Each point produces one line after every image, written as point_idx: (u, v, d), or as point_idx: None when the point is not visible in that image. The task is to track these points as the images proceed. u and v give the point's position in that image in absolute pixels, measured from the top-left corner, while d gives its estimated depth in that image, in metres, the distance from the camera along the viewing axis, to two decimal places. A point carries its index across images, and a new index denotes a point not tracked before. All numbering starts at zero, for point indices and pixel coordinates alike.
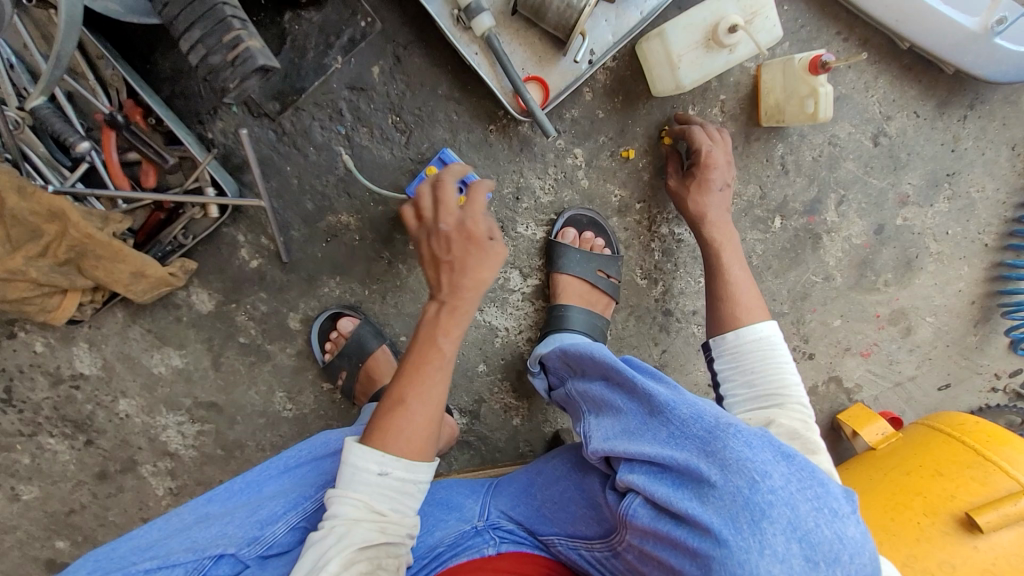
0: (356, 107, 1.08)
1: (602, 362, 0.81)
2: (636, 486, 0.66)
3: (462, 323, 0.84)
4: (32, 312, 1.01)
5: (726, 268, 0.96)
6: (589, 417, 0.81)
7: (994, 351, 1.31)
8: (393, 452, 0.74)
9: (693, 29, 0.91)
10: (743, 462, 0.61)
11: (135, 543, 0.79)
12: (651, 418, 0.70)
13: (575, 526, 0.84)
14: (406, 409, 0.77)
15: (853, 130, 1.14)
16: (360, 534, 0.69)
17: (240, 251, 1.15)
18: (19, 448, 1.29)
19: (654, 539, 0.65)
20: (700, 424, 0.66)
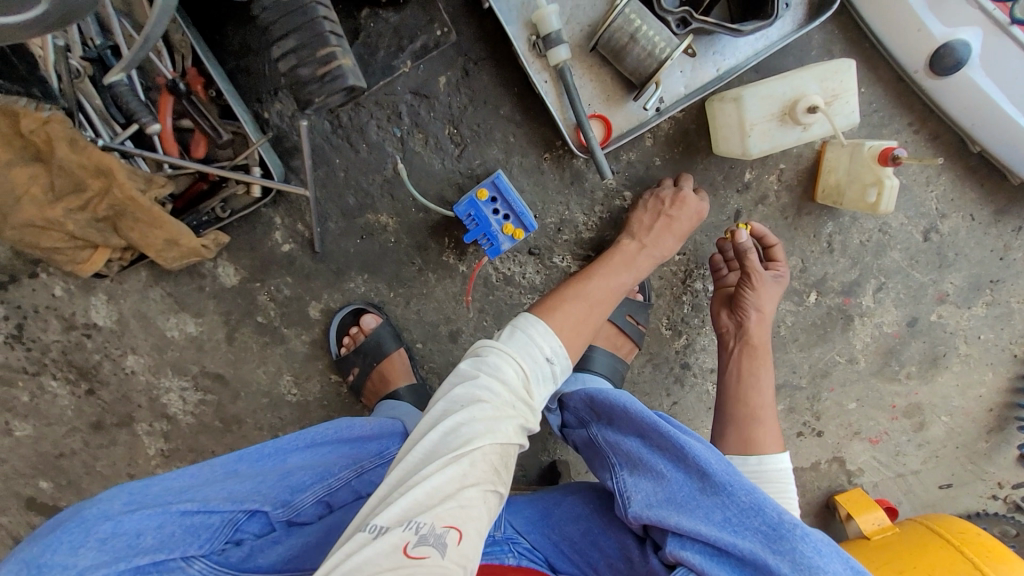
0: (415, 113, 1.06)
1: (640, 420, 0.82)
2: (691, 564, 0.71)
3: (617, 276, 0.98)
4: (60, 262, 1.00)
5: (757, 387, 1.01)
6: (623, 472, 0.83)
7: (1002, 460, 1.30)
8: (557, 330, 0.87)
9: (771, 100, 0.89)
10: (813, 568, 0.67)
11: (169, 484, 0.80)
12: (703, 496, 0.74)
13: (598, 568, 0.86)
14: (570, 305, 0.91)
15: (905, 221, 1.12)
16: (504, 416, 0.74)
17: (273, 233, 1.15)
18: (20, 384, 1.29)
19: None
20: (765, 518, 0.71)
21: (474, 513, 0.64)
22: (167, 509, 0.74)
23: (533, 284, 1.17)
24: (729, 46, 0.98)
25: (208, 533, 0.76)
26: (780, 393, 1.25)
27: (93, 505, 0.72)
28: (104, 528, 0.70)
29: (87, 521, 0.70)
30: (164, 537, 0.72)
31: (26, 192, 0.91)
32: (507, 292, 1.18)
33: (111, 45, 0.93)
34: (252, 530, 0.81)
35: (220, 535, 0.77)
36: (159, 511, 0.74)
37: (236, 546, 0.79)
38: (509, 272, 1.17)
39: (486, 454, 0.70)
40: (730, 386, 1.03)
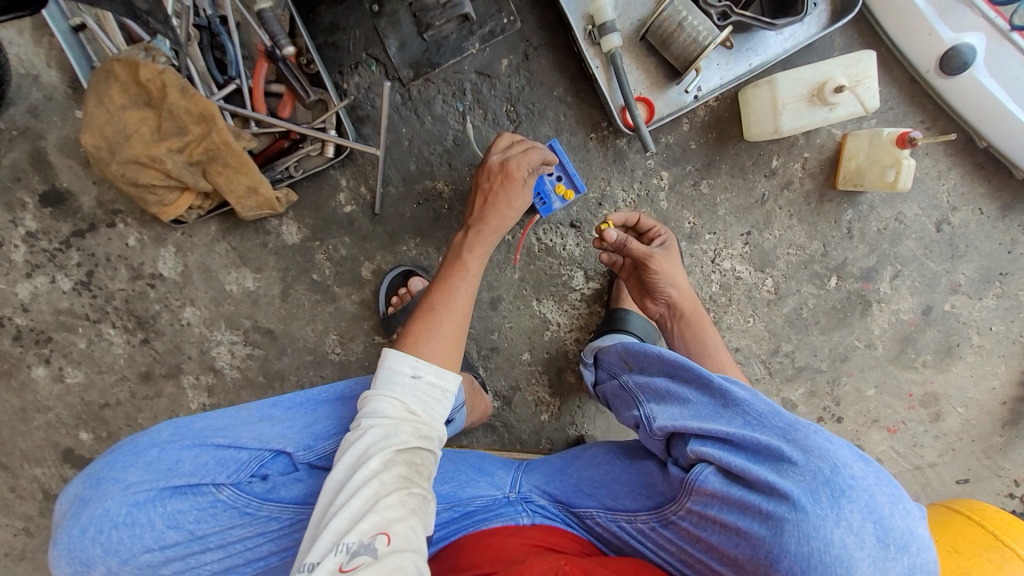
0: (478, 90, 1.20)
1: (670, 361, 0.91)
2: (711, 457, 0.77)
3: (488, 242, 0.97)
4: (149, 202, 1.10)
5: (709, 351, 1.02)
6: (651, 404, 0.92)
7: (1017, 456, 1.33)
8: (425, 356, 0.84)
9: (801, 83, 1.04)
10: (825, 451, 0.73)
11: (213, 420, 0.87)
12: (724, 409, 0.81)
13: (616, 500, 0.90)
14: (437, 319, 0.88)
15: (919, 213, 1.23)
16: (396, 433, 0.76)
17: (338, 194, 1.25)
18: (79, 331, 1.35)
19: (722, 503, 0.75)
20: (780, 418, 0.77)
21: (397, 515, 0.67)
22: (202, 442, 0.82)
23: (572, 256, 1.28)
24: (761, 43, 1.11)
25: (235, 467, 0.82)
26: (802, 376, 1.30)
27: (146, 434, 0.84)
28: (151, 454, 0.80)
29: (138, 446, 0.81)
30: (199, 465, 0.81)
31: (136, 132, 1.03)
32: (548, 263, 1.28)
33: (220, 16, 1.10)
34: (278, 468, 0.86)
35: (246, 469, 0.83)
36: (195, 444, 0.82)
37: (264, 480, 0.85)
38: (550, 243, 1.27)
39: (390, 456, 0.73)
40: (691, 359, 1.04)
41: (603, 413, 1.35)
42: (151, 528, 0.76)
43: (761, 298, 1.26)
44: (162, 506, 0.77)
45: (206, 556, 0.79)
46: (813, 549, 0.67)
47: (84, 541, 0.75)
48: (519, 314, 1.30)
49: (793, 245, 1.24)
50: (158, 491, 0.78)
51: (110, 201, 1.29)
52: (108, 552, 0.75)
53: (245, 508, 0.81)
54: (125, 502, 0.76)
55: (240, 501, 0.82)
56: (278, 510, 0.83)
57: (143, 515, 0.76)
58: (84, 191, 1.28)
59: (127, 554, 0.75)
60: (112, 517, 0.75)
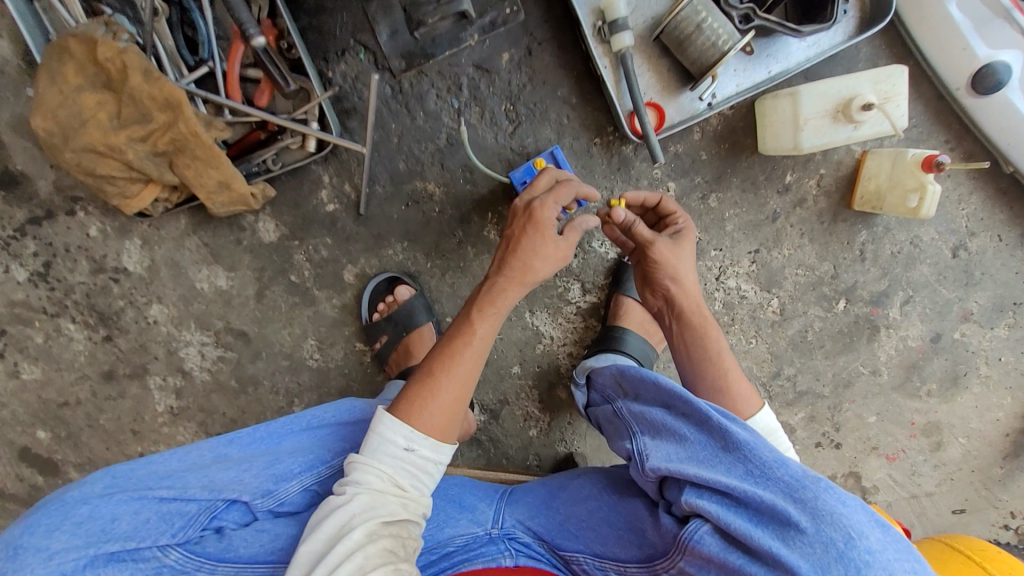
0: (475, 86, 1.10)
1: (667, 390, 0.84)
2: (707, 513, 0.71)
3: (503, 306, 0.83)
4: (109, 194, 1.00)
5: (717, 355, 0.92)
6: (644, 438, 0.85)
7: (1016, 488, 1.29)
8: (421, 429, 0.75)
9: (826, 97, 0.96)
10: (837, 516, 0.66)
11: (157, 467, 0.77)
12: (724, 453, 0.75)
13: (606, 546, 0.83)
14: (437, 388, 0.77)
15: (936, 236, 1.16)
16: (382, 504, 0.70)
17: (320, 191, 1.16)
18: (35, 325, 1.25)
19: (719, 569, 0.69)
20: (787, 470, 0.71)
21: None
22: (145, 494, 0.71)
23: (570, 267, 1.21)
24: (782, 50, 1.03)
25: (182, 522, 0.70)
26: (802, 400, 1.25)
27: (74, 489, 0.71)
28: (82, 513, 0.68)
29: (67, 505, 0.68)
30: (139, 523, 0.68)
31: (93, 117, 0.93)
32: None
33: None
34: (234, 519, 0.75)
35: (196, 524, 0.71)
36: (136, 497, 0.70)
37: (217, 535, 0.73)
38: None
39: (375, 528, 0.67)
40: (693, 360, 0.93)
41: (593, 431, 1.29)
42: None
43: (765, 319, 1.20)
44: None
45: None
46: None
47: None
48: (510, 326, 1.23)
49: (802, 265, 1.17)
50: (90, 558, 0.64)
51: (69, 187, 1.18)
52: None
53: (196, 572, 0.69)
54: (48, 574, 0.62)
55: (189, 564, 0.69)
56: (235, 569, 0.71)
57: None
58: (41, 175, 1.18)
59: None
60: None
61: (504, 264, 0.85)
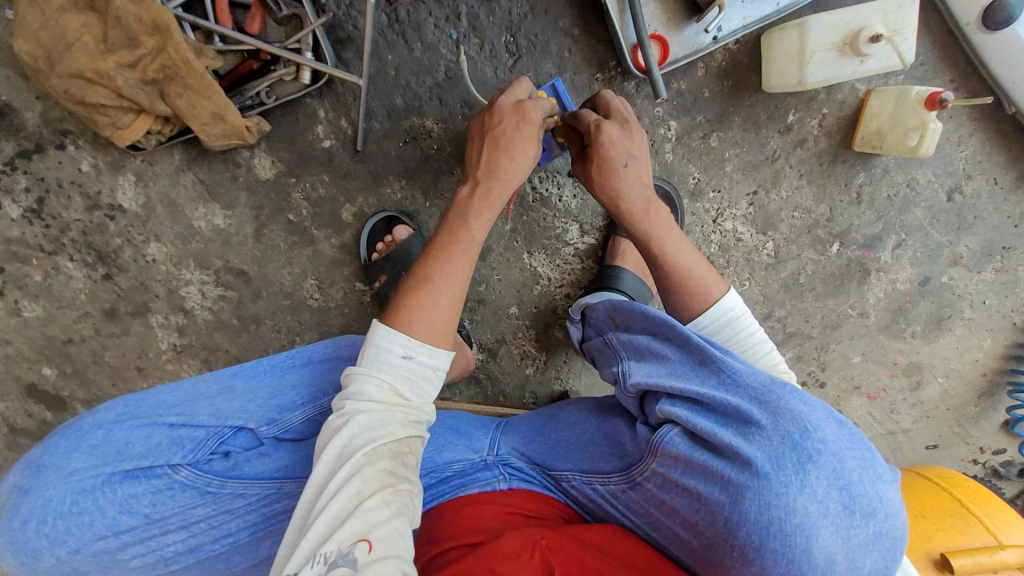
0: (474, 15, 1.07)
1: (653, 317, 0.87)
2: (678, 418, 0.74)
3: (494, 206, 0.86)
4: (101, 124, 0.98)
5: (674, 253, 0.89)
6: (630, 361, 0.88)
7: (987, 425, 1.36)
8: (416, 334, 0.77)
9: (835, 28, 0.94)
10: (796, 413, 0.70)
11: (168, 395, 0.78)
12: (700, 368, 0.77)
13: (592, 463, 0.86)
14: (430, 292, 0.79)
15: (933, 179, 1.17)
16: (382, 423, 0.72)
17: (316, 127, 1.14)
18: (34, 263, 1.25)
19: (685, 466, 0.72)
20: (755, 379, 0.74)
21: (380, 519, 0.62)
22: (153, 421, 0.73)
23: (568, 208, 1.21)
24: None
25: (191, 445, 0.72)
26: (791, 341, 1.28)
27: (88, 417, 0.74)
28: (97, 436, 0.71)
29: (82, 429, 0.72)
30: (151, 446, 0.71)
31: (78, 41, 0.90)
32: (542, 214, 1.21)
33: None
34: (241, 443, 0.76)
35: (204, 447, 0.72)
36: (146, 422, 0.73)
37: (225, 457, 0.75)
38: (546, 193, 1.20)
39: (378, 448, 0.69)
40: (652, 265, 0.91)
41: (588, 369, 1.33)
42: (102, 515, 0.67)
43: (759, 261, 1.22)
44: (112, 492, 0.68)
45: (167, 539, 0.70)
46: (773, 519, 0.64)
47: (29, 533, 0.66)
48: (509, 267, 1.24)
49: (799, 207, 1.18)
50: (108, 476, 0.68)
51: (57, 120, 1.16)
52: (58, 543, 0.67)
53: (206, 487, 0.72)
54: (70, 490, 0.67)
55: (200, 480, 0.72)
56: (243, 486, 0.73)
57: (91, 502, 0.67)
58: (27, 107, 1.14)
59: (77, 543, 0.67)
60: (57, 506, 0.67)
61: (495, 165, 0.86)
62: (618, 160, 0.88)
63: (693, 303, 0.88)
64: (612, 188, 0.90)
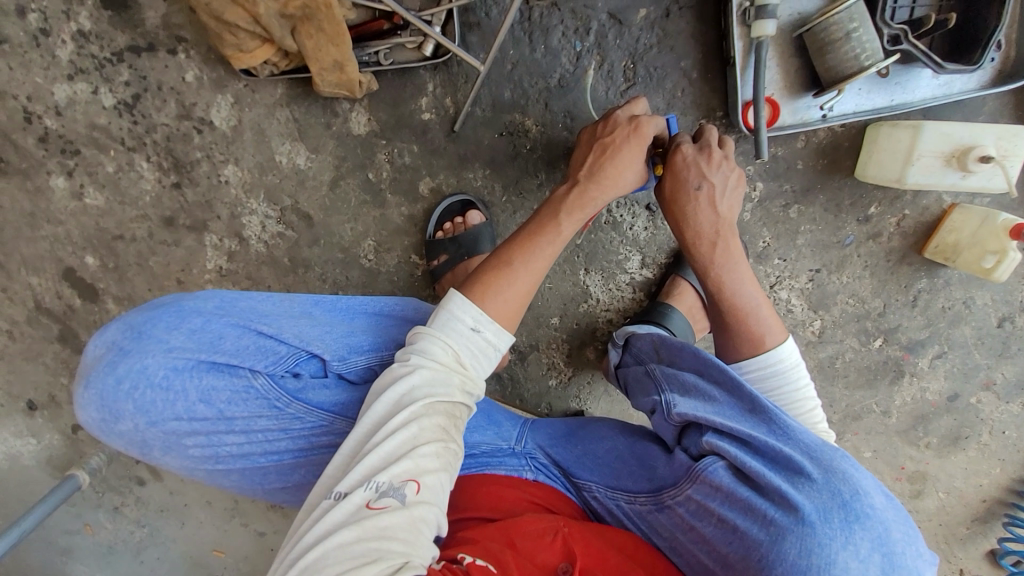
0: (603, 34, 1.10)
1: (700, 357, 0.87)
2: (725, 452, 0.74)
3: (588, 210, 0.88)
4: (226, 43, 1.00)
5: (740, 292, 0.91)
6: (672, 395, 0.88)
7: (972, 550, 1.38)
8: (488, 311, 0.78)
9: (947, 140, 0.98)
10: (848, 475, 0.70)
11: (257, 303, 0.83)
12: (749, 415, 0.78)
13: (619, 479, 0.87)
14: (511, 274, 0.81)
15: (989, 302, 1.20)
16: (442, 382, 0.73)
17: (421, 98, 1.16)
18: (110, 154, 1.27)
19: (725, 498, 0.72)
20: (809, 437, 0.75)
21: (431, 467, 0.67)
22: (245, 325, 0.78)
23: (636, 238, 1.23)
24: (911, 82, 1.02)
25: (273, 358, 0.78)
26: None
27: (191, 300, 0.80)
28: (196, 321, 0.77)
29: (184, 311, 0.78)
30: (239, 347, 0.77)
31: None
32: (609, 237, 1.23)
33: None
34: (311, 369, 0.81)
35: (283, 363, 0.79)
36: (239, 324, 0.78)
37: (295, 378, 0.81)
38: (619, 218, 1.22)
39: (434, 403, 0.71)
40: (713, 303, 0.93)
41: (608, 396, 1.35)
42: (184, 397, 0.75)
43: (803, 336, 1.24)
44: (197, 379, 0.75)
45: (228, 439, 0.77)
46: (812, 565, 0.65)
47: (118, 393, 0.74)
48: (562, 278, 1.26)
49: (855, 295, 1.20)
50: (198, 363, 0.75)
51: (176, 25, 1.18)
52: (139, 412, 0.75)
53: (275, 401, 0.78)
54: (164, 364, 0.74)
55: (271, 393, 0.78)
56: (304, 411, 0.79)
57: (179, 382, 0.74)
58: (152, 6, 1.17)
59: (155, 417, 0.75)
60: (149, 376, 0.74)
61: (597, 170, 0.89)
62: (688, 187, 0.90)
63: (743, 343, 0.91)
64: (680, 214, 0.92)
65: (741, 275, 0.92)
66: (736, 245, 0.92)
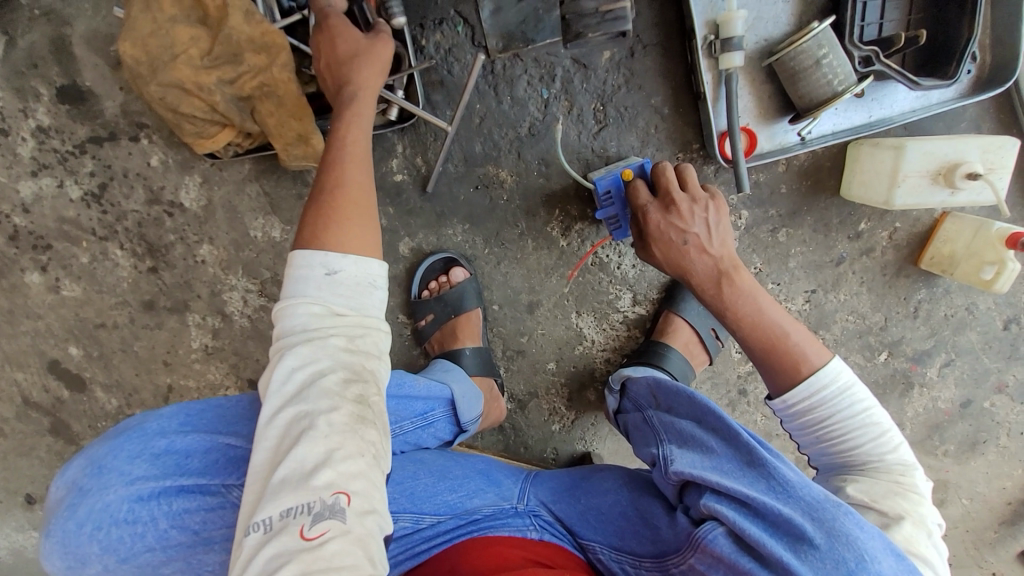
0: (569, 79, 1.07)
1: (699, 405, 0.84)
2: (723, 517, 0.69)
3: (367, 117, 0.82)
4: (186, 131, 0.98)
5: (760, 324, 0.82)
6: (671, 446, 0.85)
7: (1002, 553, 1.34)
8: (338, 249, 0.71)
9: (931, 158, 0.96)
10: (852, 538, 0.65)
11: (227, 410, 0.86)
12: (747, 468, 0.73)
13: (622, 539, 0.84)
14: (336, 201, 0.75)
15: (991, 306, 1.17)
16: (326, 354, 0.67)
17: (391, 160, 1.14)
18: (82, 245, 1.24)
19: (728, 569, 0.68)
20: (810, 493, 0.69)
21: (355, 470, 0.62)
22: (213, 439, 0.80)
23: (625, 276, 1.20)
24: (888, 96, 1.01)
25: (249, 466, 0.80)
26: None
27: (151, 425, 0.81)
28: (161, 445, 0.78)
29: (146, 435, 0.79)
30: (210, 462, 0.78)
31: (184, 53, 0.90)
32: (598, 278, 1.19)
33: None
34: None
35: None
36: (207, 439, 0.80)
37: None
38: (606, 258, 1.18)
39: (330, 387, 0.66)
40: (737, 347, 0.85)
41: (614, 435, 1.32)
42: (155, 526, 0.74)
43: None
44: (167, 504, 0.75)
45: (207, 560, 0.75)
46: None
47: (82, 537, 0.73)
48: (555, 323, 1.23)
49: (854, 312, 1.17)
50: (165, 488, 0.75)
51: (136, 112, 1.16)
52: (106, 552, 0.73)
53: None
54: (127, 497, 0.73)
55: None
56: None
57: (146, 512, 0.74)
58: (109, 95, 1.15)
59: (126, 552, 0.73)
60: (113, 513, 0.73)
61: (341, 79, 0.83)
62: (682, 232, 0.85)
63: (785, 374, 0.80)
64: (677, 266, 0.87)
65: (754, 309, 0.83)
66: (744, 275, 0.85)
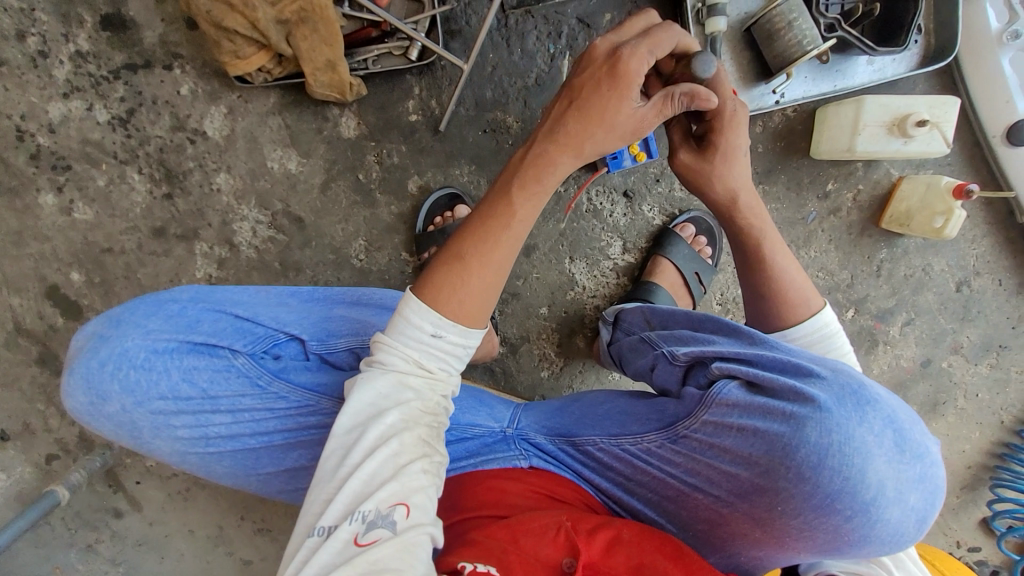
0: (573, 37, 1.22)
1: (697, 317, 0.92)
2: (737, 371, 0.75)
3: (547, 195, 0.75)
4: (224, 49, 1.08)
5: (773, 253, 0.87)
6: (673, 347, 0.90)
7: (966, 520, 1.38)
8: (448, 314, 0.71)
9: (887, 110, 1.11)
10: (850, 372, 0.72)
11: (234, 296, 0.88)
12: (751, 346, 0.80)
13: (623, 427, 0.84)
14: (487, 256, 0.72)
15: (945, 269, 1.29)
16: (411, 391, 0.70)
17: (408, 100, 1.25)
18: (102, 168, 1.29)
19: (744, 410, 0.72)
20: (807, 353, 0.77)
21: (417, 485, 0.65)
22: (222, 310, 0.83)
23: (616, 224, 1.30)
24: (850, 69, 1.15)
25: (252, 338, 0.82)
26: None
27: (167, 292, 0.85)
28: (174, 309, 0.82)
29: (161, 302, 0.83)
30: (217, 329, 0.81)
31: None
32: (591, 225, 1.29)
33: None
34: (290, 352, 0.85)
35: (261, 343, 0.83)
36: (216, 309, 0.83)
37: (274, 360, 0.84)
38: (600, 206, 1.29)
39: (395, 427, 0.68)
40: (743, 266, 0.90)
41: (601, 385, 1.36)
42: (167, 377, 0.78)
43: None
44: (179, 360, 0.79)
45: (215, 418, 0.79)
46: (833, 442, 0.65)
47: (103, 375, 0.77)
48: (549, 267, 1.30)
49: (824, 269, 1.28)
50: (178, 345, 0.79)
51: (173, 43, 1.26)
52: (125, 392, 0.77)
53: (257, 380, 0.81)
54: (145, 347, 0.78)
55: (253, 372, 0.81)
56: (287, 390, 0.81)
57: (160, 363, 0.78)
58: (150, 26, 1.25)
59: (141, 397, 0.77)
60: (131, 357, 0.77)
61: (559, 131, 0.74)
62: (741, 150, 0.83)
63: (788, 314, 0.86)
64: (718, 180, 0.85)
65: (776, 241, 0.88)
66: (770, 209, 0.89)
